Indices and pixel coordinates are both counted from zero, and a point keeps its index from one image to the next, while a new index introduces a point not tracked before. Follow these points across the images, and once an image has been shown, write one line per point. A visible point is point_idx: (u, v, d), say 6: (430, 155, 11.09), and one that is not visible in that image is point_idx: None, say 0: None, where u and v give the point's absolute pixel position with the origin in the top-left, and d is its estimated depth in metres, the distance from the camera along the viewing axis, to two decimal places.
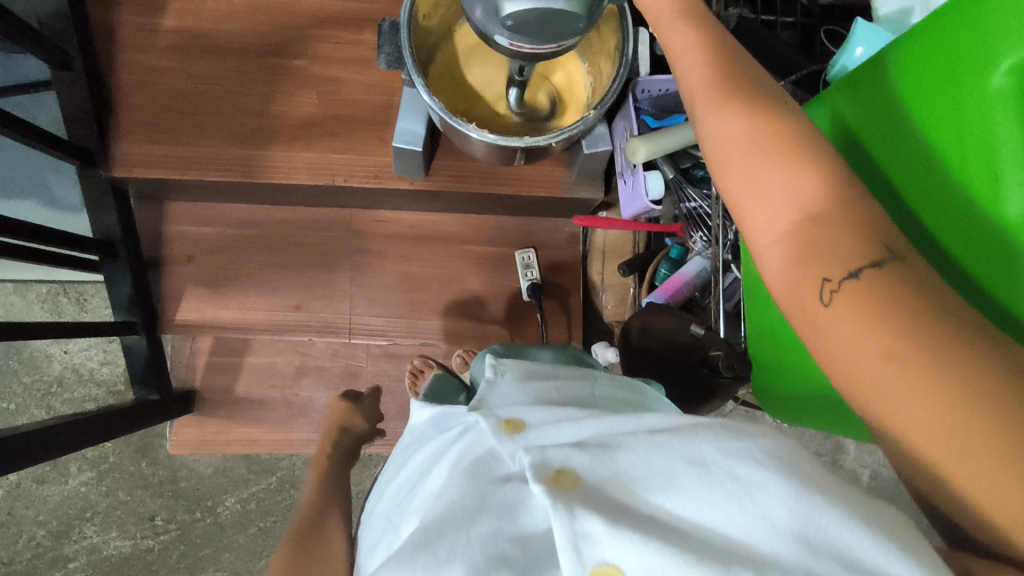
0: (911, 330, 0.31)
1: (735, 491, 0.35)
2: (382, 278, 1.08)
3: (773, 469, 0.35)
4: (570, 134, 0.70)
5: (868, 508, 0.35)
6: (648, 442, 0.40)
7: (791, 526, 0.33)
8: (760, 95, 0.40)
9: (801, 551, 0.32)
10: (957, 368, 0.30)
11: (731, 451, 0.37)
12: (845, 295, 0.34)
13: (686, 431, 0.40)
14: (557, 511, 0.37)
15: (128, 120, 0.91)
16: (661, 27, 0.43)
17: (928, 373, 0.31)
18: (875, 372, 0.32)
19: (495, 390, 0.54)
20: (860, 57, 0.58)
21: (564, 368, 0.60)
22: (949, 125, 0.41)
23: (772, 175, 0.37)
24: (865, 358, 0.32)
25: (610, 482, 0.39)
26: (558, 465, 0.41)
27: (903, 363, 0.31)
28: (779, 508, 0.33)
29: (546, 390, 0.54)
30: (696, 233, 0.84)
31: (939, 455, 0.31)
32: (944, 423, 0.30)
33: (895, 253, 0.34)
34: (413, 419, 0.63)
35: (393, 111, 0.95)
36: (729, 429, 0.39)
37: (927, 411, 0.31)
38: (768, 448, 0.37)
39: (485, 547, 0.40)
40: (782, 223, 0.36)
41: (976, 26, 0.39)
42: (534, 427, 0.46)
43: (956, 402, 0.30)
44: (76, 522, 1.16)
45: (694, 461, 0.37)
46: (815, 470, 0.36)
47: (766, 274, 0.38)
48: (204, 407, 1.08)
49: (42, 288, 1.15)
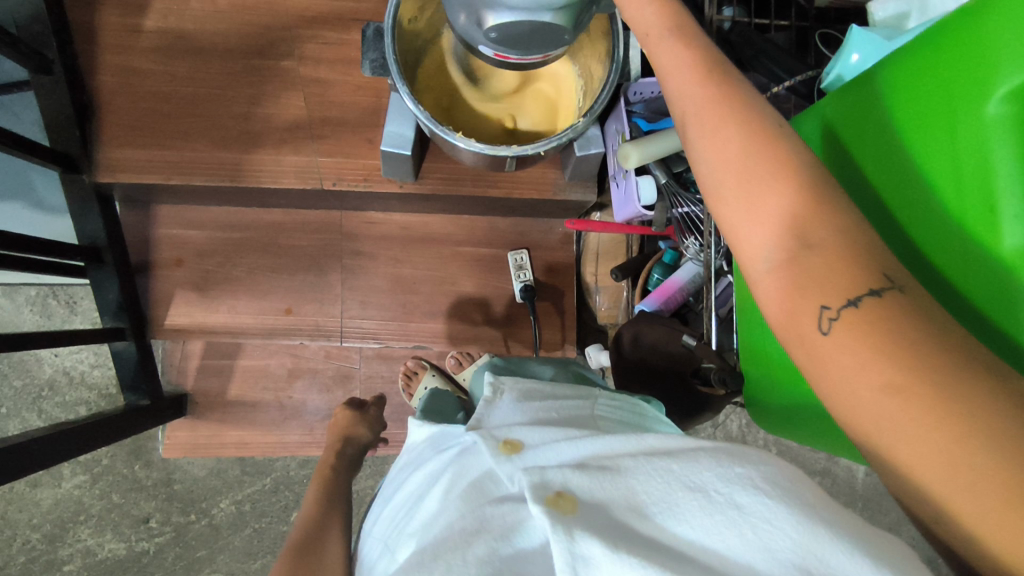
0: (912, 362, 0.30)
1: (736, 519, 0.33)
2: (374, 281, 1.07)
3: (775, 496, 0.33)
4: (560, 142, 0.69)
5: (885, 542, 0.32)
6: (650, 465, 0.38)
7: (794, 556, 0.30)
8: (755, 115, 0.38)
9: None
10: (963, 402, 0.29)
11: (732, 477, 0.35)
12: (845, 324, 0.33)
13: (686, 455, 0.38)
14: (556, 532, 0.35)
15: (112, 123, 0.89)
16: (651, 45, 0.42)
17: (931, 406, 0.29)
18: (875, 404, 0.31)
19: (493, 411, 0.54)
20: (856, 65, 0.56)
21: (564, 388, 0.59)
22: (943, 149, 0.40)
23: (770, 204, 0.36)
24: (863, 389, 0.31)
25: (615, 501, 0.37)
26: (558, 486, 0.39)
27: (904, 397, 0.30)
28: (783, 538, 0.31)
29: (543, 409, 0.53)
30: (690, 239, 0.82)
31: (941, 493, 0.29)
32: (951, 459, 0.29)
33: (894, 281, 0.33)
34: (412, 438, 0.63)
35: (382, 112, 0.94)
36: (731, 455, 0.37)
37: (927, 448, 0.29)
38: (770, 475, 0.35)
39: (483, 568, 0.38)
40: (781, 251, 0.35)
41: (971, 49, 0.38)
42: (533, 447, 0.45)
43: (962, 436, 0.29)
44: (70, 525, 1.16)
45: (693, 487, 0.35)
46: (820, 500, 0.34)
47: (763, 302, 0.37)
48: (196, 411, 1.07)
49: (31, 291, 1.13)
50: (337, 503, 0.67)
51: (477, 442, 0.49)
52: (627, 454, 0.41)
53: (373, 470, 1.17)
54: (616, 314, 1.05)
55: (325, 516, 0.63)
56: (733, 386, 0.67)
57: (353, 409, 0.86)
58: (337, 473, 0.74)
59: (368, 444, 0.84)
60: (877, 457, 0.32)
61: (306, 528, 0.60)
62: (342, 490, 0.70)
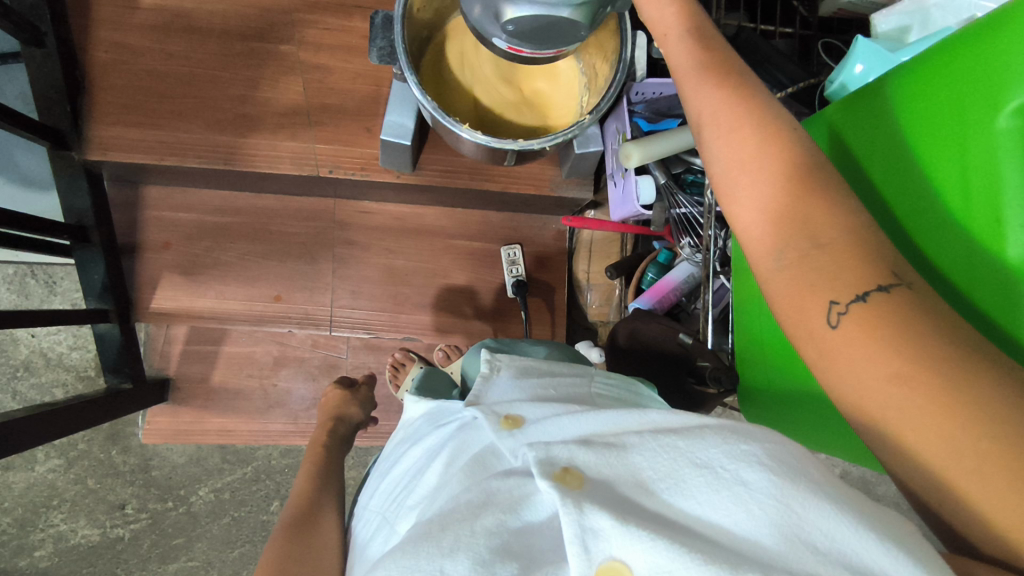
0: (922, 356, 0.31)
1: (742, 495, 0.32)
2: (365, 271, 1.06)
3: (781, 474, 0.32)
4: (566, 138, 0.68)
5: (882, 516, 0.32)
6: (655, 441, 0.37)
7: (795, 529, 0.31)
8: (769, 118, 0.39)
9: (807, 558, 0.30)
10: (967, 390, 0.30)
11: (738, 454, 0.34)
12: (853, 318, 0.34)
13: (691, 431, 0.37)
14: (564, 505, 0.35)
15: (104, 100, 0.87)
16: (667, 44, 0.44)
17: (936, 395, 0.30)
18: (883, 394, 0.32)
19: (491, 387, 0.54)
20: (860, 75, 0.58)
21: (563, 366, 0.59)
22: (952, 159, 0.42)
23: (784, 205, 0.37)
24: (871, 379, 0.32)
25: (622, 479, 0.37)
26: (564, 463, 0.38)
27: (912, 387, 0.31)
28: (787, 514, 0.31)
29: (542, 386, 0.53)
30: (686, 239, 0.84)
31: (947, 478, 0.31)
32: (953, 446, 0.30)
33: (901, 278, 0.34)
34: (408, 414, 0.63)
35: (381, 102, 0.93)
36: (736, 431, 0.36)
37: (931, 434, 0.31)
38: (775, 453, 0.34)
39: (490, 541, 0.38)
40: (792, 247, 0.36)
41: (982, 65, 0.39)
42: (533, 422, 0.45)
43: (965, 426, 0.30)
44: (42, 510, 1.13)
45: (699, 463, 0.34)
46: (824, 477, 0.34)
47: (771, 298, 0.38)
48: (179, 396, 1.06)
49: (8, 269, 1.10)
50: (329, 484, 0.66)
51: (477, 417, 0.49)
52: (632, 431, 0.40)
53: (357, 460, 1.16)
54: (607, 312, 1.08)
55: (315, 493, 0.63)
56: (727, 385, 0.69)
57: (343, 388, 0.86)
58: (325, 453, 0.73)
59: (358, 423, 0.84)
60: (880, 444, 0.33)
61: (298, 505, 0.60)
62: (331, 468, 0.70)
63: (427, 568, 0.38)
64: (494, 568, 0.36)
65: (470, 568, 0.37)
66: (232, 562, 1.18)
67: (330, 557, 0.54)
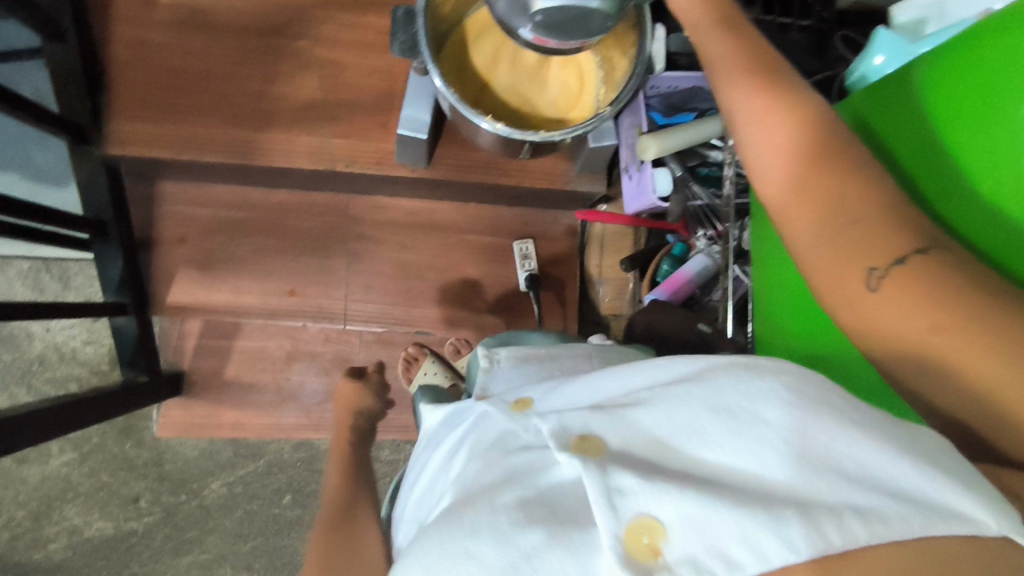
0: (967, 309, 0.33)
1: (764, 435, 0.34)
2: (379, 265, 1.07)
3: (800, 409, 0.34)
4: (586, 130, 0.69)
5: (904, 429, 0.34)
6: (668, 395, 0.38)
7: (818, 457, 0.32)
8: (803, 103, 0.41)
9: (837, 485, 0.32)
10: (1013, 338, 0.31)
11: (755, 395, 0.35)
12: (893, 281, 0.35)
13: (703, 380, 0.38)
14: (587, 470, 0.35)
15: (121, 96, 0.88)
16: (700, 37, 0.45)
17: (982, 345, 0.32)
18: (930, 346, 0.33)
19: (495, 378, 0.56)
20: (882, 65, 0.58)
21: (559, 348, 0.61)
22: (984, 140, 0.43)
23: (821, 185, 0.38)
24: (915, 334, 0.34)
25: (636, 438, 0.37)
26: (579, 431, 0.39)
27: (957, 340, 0.32)
28: (804, 443, 0.33)
29: (541, 372, 0.56)
30: (701, 230, 0.86)
31: (998, 416, 0.32)
32: (1002, 387, 0.31)
33: (937, 241, 0.36)
34: (426, 424, 0.64)
35: (397, 97, 0.94)
36: (748, 370, 0.38)
37: (981, 377, 0.32)
38: (792, 385, 0.36)
39: (514, 511, 0.39)
40: (830, 221, 0.38)
41: (1012, 45, 0.40)
42: (544, 399, 0.47)
43: (1014, 370, 0.31)
44: (57, 503, 1.15)
45: (718, 409, 0.36)
46: (842, 400, 0.35)
47: (808, 272, 0.40)
48: (193, 390, 1.06)
49: (23, 264, 1.11)
50: (347, 476, 0.66)
51: (489, 409, 0.50)
52: (643, 389, 0.41)
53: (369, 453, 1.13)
54: (619, 307, 1.05)
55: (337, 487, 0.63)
56: None
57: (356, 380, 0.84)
58: (344, 444, 0.74)
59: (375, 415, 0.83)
60: (935, 393, 0.34)
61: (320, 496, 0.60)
62: (350, 460, 0.70)
63: (454, 553, 0.38)
64: (520, 538, 0.37)
65: (497, 543, 0.37)
66: (244, 555, 1.18)
67: (358, 549, 0.54)
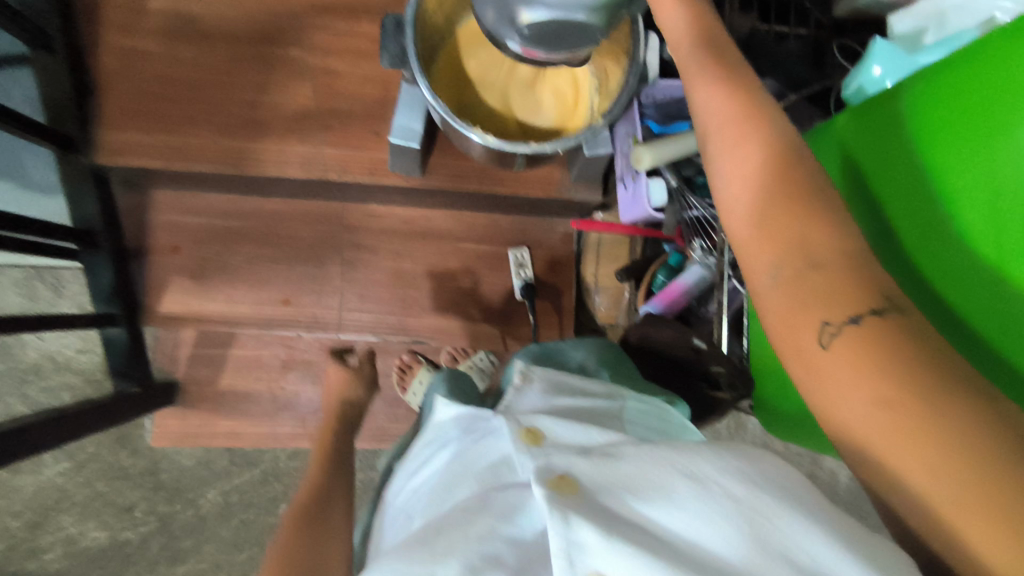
0: (912, 383, 0.31)
1: (731, 511, 0.32)
2: (374, 274, 1.06)
3: (770, 495, 0.33)
4: (577, 141, 0.68)
5: (866, 536, 0.32)
6: (652, 454, 0.37)
7: (776, 545, 0.31)
8: (777, 134, 0.39)
9: (785, 575, 0.30)
10: (954, 422, 0.29)
11: (731, 471, 0.34)
12: (845, 340, 0.33)
13: (687, 445, 0.37)
14: (552, 512, 0.34)
15: (112, 105, 0.87)
16: (680, 52, 0.43)
17: (923, 425, 0.30)
18: (871, 419, 0.31)
19: (521, 398, 0.54)
20: (879, 77, 0.56)
21: (593, 381, 0.58)
22: (970, 177, 0.43)
23: (785, 225, 0.36)
24: (858, 404, 0.32)
25: (607, 492, 0.36)
26: (562, 470, 0.38)
27: (901, 415, 0.30)
28: (762, 529, 0.31)
29: (571, 400, 0.53)
30: (698, 241, 0.82)
31: (936, 512, 0.30)
32: (936, 475, 0.29)
33: (893, 303, 0.34)
34: (432, 417, 0.62)
35: (390, 106, 0.93)
36: (730, 449, 0.36)
37: (918, 461, 0.30)
38: (766, 474, 0.34)
39: (479, 551, 0.38)
40: (788, 266, 0.36)
41: (995, 84, 0.40)
42: (555, 441, 0.44)
43: (951, 458, 0.29)
44: (52, 513, 1.13)
45: (693, 476, 0.34)
46: (810, 498, 0.34)
47: (764, 320, 0.38)
48: (187, 400, 1.05)
49: (18, 273, 1.11)
50: None
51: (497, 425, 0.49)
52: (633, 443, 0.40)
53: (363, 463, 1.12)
54: (616, 316, 1.03)
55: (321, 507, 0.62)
56: (740, 389, 0.70)
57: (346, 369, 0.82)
58: None
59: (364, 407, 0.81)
60: (869, 473, 0.33)
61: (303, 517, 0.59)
62: None
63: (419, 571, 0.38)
64: None
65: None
66: (240, 565, 1.17)
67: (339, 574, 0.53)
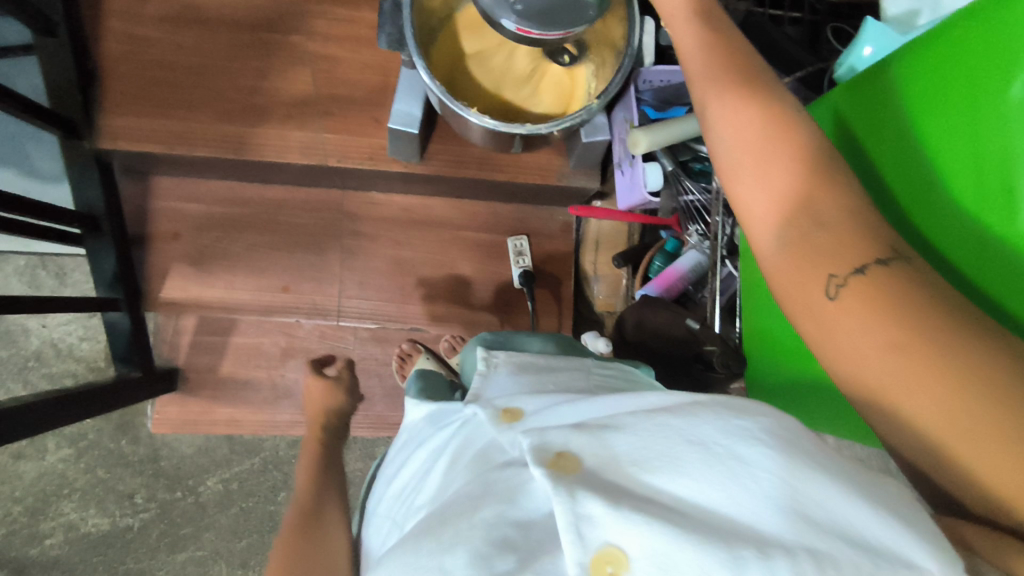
0: (917, 324, 0.31)
1: (737, 470, 0.32)
2: (373, 262, 1.07)
3: (777, 449, 0.33)
4: (573, 123, 0.69)
5: (879, 485, 0.33)
6: (648, 424, 0.37)
7: (788, 499, 0.31)
8: (775, 99, 0.40)
9: (799, 528, 0.30)
10: (959, 358, 0.30)
11: (732, 430, 0.34)
12: (851, 290, 0.34)
13: (684, 411, 0.37)
14: (557, 492, 0.34)
15: (114, 90, 0.88)
16: (675, 25, 0.44)
17: (932, 363, 0.30)
18: (878, 361, 0.32)
19: (489, 382, 0.55)
20: (869, 58, 0.57)
21: (558, 359, 0.59)
22: (958, 138, 0.43)
23: (787, 185, 0.37)
24: (866, 348, 0.32)
25: (606, 467, 0.37)
26: (558, 449, 0.38)
27: (908, 357, 0.31)
28: (771, 483, 0.31)
29: (539, 380, 0.54)
30: (693, 226, 0.85)
31: (946, 446, 0.31)
32: (943, 411, 0.30)
33: (900, 254, 0.35)
34: (410, 418, 0.62)
35: (389, 92, 0.93)
36: (729, 408, 0.36)
37: (926, 398, 0.30)
38: (769, 427, 0.34)
39: (489, 532, 0.38)
40: (794, 224, 0.37)
41: (984, 43, 0.41)
42: (533, 413, 0.45)
43: (958, 393, 0.30)
44: (53, 499, 1.14)
45: (695, 441, 0.34)
46: (818, 449, 0.34)
47: (770, 277, 0.39)
48: (187, 386, 1.06)
49: (20, 260, 1.11)
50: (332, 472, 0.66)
51: (478, 415, 0.50)
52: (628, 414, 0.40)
53: (362, 451, 1.13)
54: (614, 303, 1.06)
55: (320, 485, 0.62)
56: (735, 370, 0.69)
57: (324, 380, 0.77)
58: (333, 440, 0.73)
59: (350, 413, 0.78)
60: (879, 419, 0.33)
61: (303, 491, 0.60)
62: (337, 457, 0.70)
63: (429, 565, 0.39)
64: (492, 562, 0.36)
65: (468, 563, 0.37)
66: (240, 552, 1.18)
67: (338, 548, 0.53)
